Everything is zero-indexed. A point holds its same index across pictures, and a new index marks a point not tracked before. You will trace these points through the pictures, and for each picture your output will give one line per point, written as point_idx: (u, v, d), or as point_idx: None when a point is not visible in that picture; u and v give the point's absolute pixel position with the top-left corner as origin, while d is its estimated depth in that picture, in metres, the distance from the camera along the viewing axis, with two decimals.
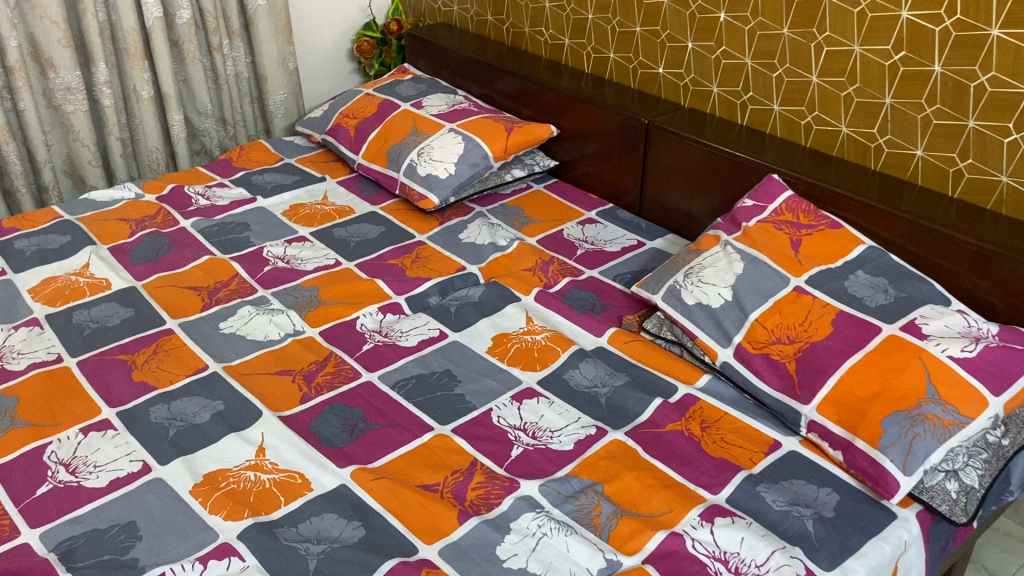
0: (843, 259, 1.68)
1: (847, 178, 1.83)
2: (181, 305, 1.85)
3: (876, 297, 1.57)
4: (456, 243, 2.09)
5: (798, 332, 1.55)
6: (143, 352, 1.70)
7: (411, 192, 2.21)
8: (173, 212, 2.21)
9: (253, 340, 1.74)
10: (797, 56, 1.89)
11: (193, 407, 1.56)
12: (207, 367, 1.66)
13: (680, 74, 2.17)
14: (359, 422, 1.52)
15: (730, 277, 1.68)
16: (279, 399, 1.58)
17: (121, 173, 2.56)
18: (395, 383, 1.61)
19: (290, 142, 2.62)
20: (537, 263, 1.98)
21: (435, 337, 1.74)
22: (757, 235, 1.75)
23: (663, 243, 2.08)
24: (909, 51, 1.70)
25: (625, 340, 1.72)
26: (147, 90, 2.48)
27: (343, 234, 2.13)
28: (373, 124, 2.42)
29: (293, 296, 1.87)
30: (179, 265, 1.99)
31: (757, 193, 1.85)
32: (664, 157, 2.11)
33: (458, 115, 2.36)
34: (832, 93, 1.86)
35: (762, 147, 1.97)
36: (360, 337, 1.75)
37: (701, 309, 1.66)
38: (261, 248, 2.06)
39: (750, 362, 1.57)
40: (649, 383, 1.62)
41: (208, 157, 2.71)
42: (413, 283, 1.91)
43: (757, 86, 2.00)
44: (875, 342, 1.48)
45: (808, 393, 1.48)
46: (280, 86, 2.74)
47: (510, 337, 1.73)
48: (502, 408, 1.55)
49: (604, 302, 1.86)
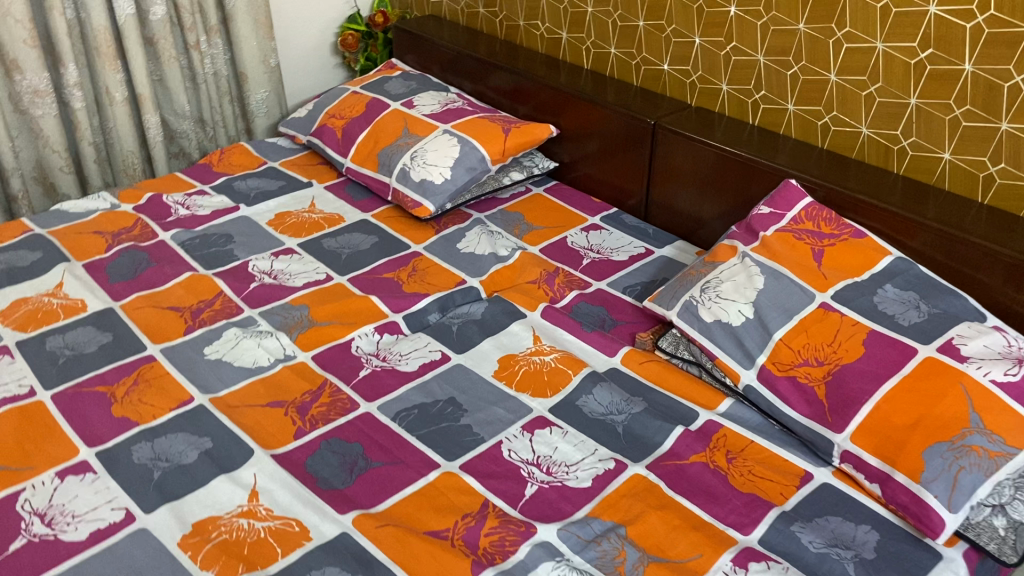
0: (869, 271, 1.58)
1: (867, 182, 1.74)
2: (162, 328, 1.73)
3: (909, 315, 1.47)
4: (454, 253, 1.97)
5: (827, 354, 1.46)
6: (123, 383, 1.58)
7: (405, 199, 2.09)
8: (151, 223, 2.08)
9: (242, 367, 1.62)
10: (814, 53, 1.79)
11: (179, 445, 1.44)
12: (193, 399, 1.55)
13: (686, 71, 2.06)
14: (359, 460, 1.41)
15: (751, 292, 1.58)
16: (273, 434, 1.46)
17: (95, 180, 2.42)
18: (397, 414, 1.50)
19: (274, 144, 2.49)
20: (542, 275, 1.87)
21: (436, 360, 1.63)
22: (777, 246, 1.65)
23: (672, 251, 1.98)
24: (937, 49, 1.60)
25: (640, 361, 1.61)
26: (120, 91, 2.34)
27: (333, 245, 2.01)
28: (361, 125, 2.29)
29: (282, 316, 1.76)
30: (159, 283, 1.86)
31: (774, 200, 1.75)
32: (672, 160, 2.01)
33: (452, 115, 2.24)
34: (852, 93, 1.76)
35: (777, 149, 1.87)
36: (356, 361, 1.63)
37: (721, 327, 1.56)
38: (247, 262, 1.94)
39: (776, 386, 1.47)
40: (668, 409, 1.52)
41: (187, 160, 2.58)
42: (411, 300, 1.80)
43: (770, 84, 1.90)
44: (911, 365, 1.39)
45: (841, 421, 1.39)
46: (261, 84, 2.60)
47: (517, 359, 1.63)
48: (512, 440, 1.45)
49: (614, 318, 1.75)
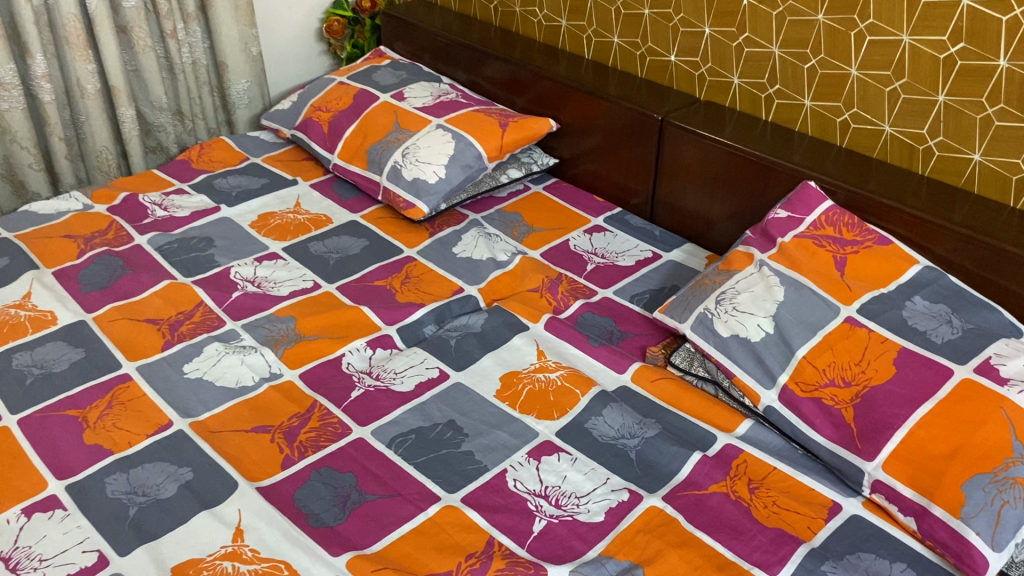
0: (896, 281, 1.48)
1: (890, 184, 1.63)
2: (138, 343, 1.61)
3: (942, 332, 1.38)
4: (450, 258, 1.86)
5: (855, 374, 1.36)
6: (96, 406, 1.46)
7: (397, 199, 1.97)
8: (126, 226, 1.96)
9: (224, 388, 1.51)
10: (834, 46, 1.68)
11: (157, 477, 1.33)
12: (171, 423, 1.43)
13: (695, 63, 1.95)
14: (352, 493, 1.30)
15: (770, 305, 1.48)
16: (258, 465, 1.35)
17: (68, 177, 2.28)
18: (392, 440, 1.39)
19: (256, 138, 2.36)
20: (544, 283, 1.76)
21: (434, 378, 1.52)
22: (797, 253, 1.54)
23: (680, 255, 1.88)
24: (970, 43, 1.49)
25: (651, 378, 1.51)
26: (92, 83, 2.21)
27: (321, 249, 1.89)
28: (349, 119, 2.16)
29: (267, 330, 1.64)
30: (135, 292, 1.74)
31: (791, 203, 1.64)
32: (680, 157, 1.90)
33: (445, 108, 2.12)
34: (875, 88, 1.65)
35: (792, 147, 1.76)
36: (347, 380, 1.52)
37: (739, 343, 1.46)
38: (228, 268, 1.82)
39: (800, 408, 1.37)
40: (684, 432, 1.42)
41: (164, 155, 2.45)
42: (405, 311, 1.69)
43: (786, 78, 1.79)
44: (946, 389, 1.29)
45: (871, 448, 1.29)
46: (242, 74, 2.47)
47: (521, 377, 1.52)
48: (518, 469, 1.34)
49: (623, 330, 1.65)
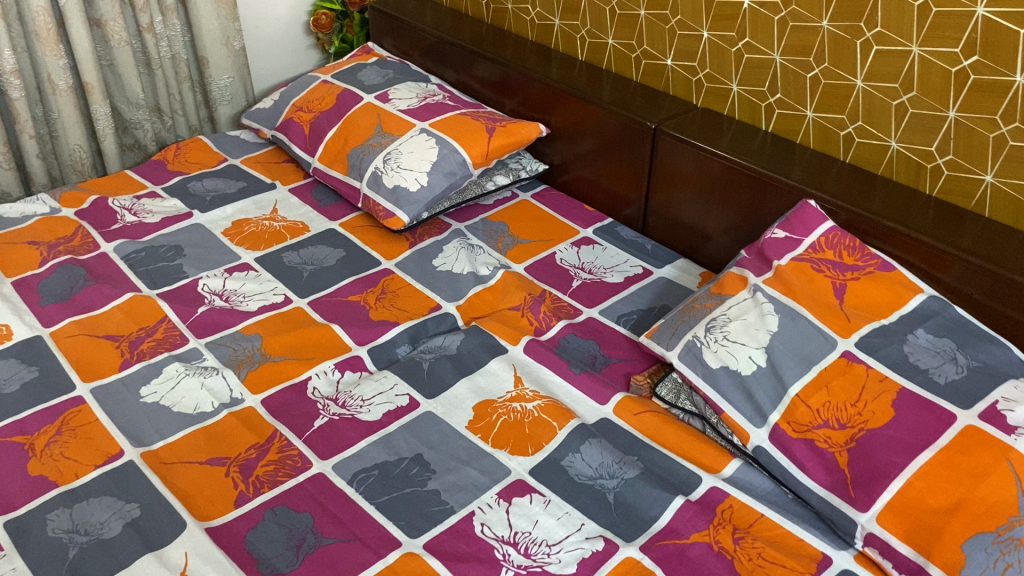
0: (898, 312, 1.38)
1: (895, 204, 1.53)
2: (95, 362, 1.53)
3: (945, 371, 1.28)
4: (429, 271, 1.77)
5: (851, 416, 1.26)
6: (44, 432, 1.38)
7: (376, 207, 1.87)
8: (93, 232, 1.87)
9: (181, 414, 1.42)
10: (839, 55, 1.57)
11: (102, 513, 1.25)
12: (122, 453, 1.35)
13: (692, 68, 1.85)
14: (307, 535, 1.22)
15: (763, 335, 1.38)
16: (209, 502, 1.27)
17: (39, 177, 2.20)
18: (354, 476, 1.31)
19: (236, 138, 2.27)
20: (526, 300, 1.67)
21: (403, 407, 1.43)
22: (793, 278, 1.45)
23: (672, 272, 1.78)
24: (984, 57, 1.38)
25: (635, 412, 1.42)
26: (64, 79, 2.12)
27: (295, 259, 1.80)
28: (330, 120, 2.07)
29: (230, 350, 1.56)
30: (96, 306, 1.66)
31: (789, 222, 1.54)
32: (674, 168, 1.80)
33: (430, 111, 2.02)
34: (881, 101, 1.55)
35: (792, 161, 1.66)
36: (311, 407, 1.43)
37: (728, 376, 1.36)
38: (196, 280, 1.74)
39: (791, 450, 1.28)
40: (666, 473, 1.33)
41: (142, 153, 2.36)
42: (377, 330, 1.60)
43: (787, 87, 1.68)
44: (948, 436, 1.19)
45: (865, 498, 1.19)
46: (224, 69, 2.38)
47: (495, 406, 1.43)
48: (486, 512, 1.26)
49: (607, 354, 1.56)
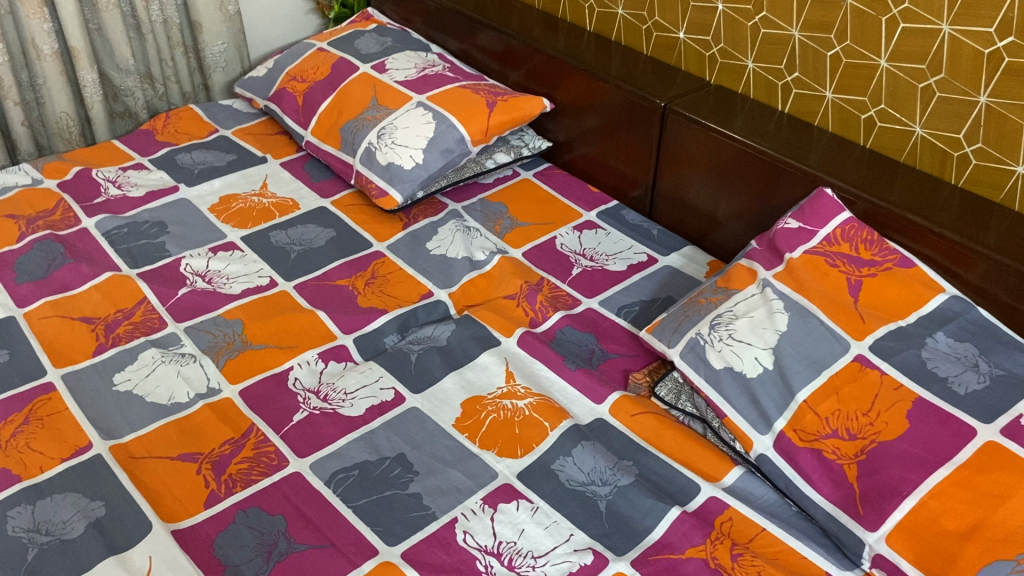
0: (916, 313, 1.29)
1: (916, 195, 1.43)
2: (68, 347, 1.46)
3: (966, 380, 1.18)
4: (422, 255, 1.69)
5: (862, 426, 1.18)
6: (11, 421, 1.31)
7: (369, 185, 1.79)
8: (75, 206, 1.79)
9: (155, 404, 1.35)
10: (862, 32, 1.46)
11: (64, 512, 1.18)
12: (91, 446, 1.28)
13: (705, 42, 1.74)
14: (279, 541, 1.15)
15: (771, 335, 1.29)
16: (179, 501, 1.20)
17: (25, 145, 2.12)
18: (332, 477, 1.24)
19: (229, 107, 2.18)
20: (522, 289, 1.58)
21: (387, 402, 1.36)
22: (805, 274, 1.35)
23: (679, 259, 1.69)
24: (1020, 38, 1.27)
25: (632, 413, 1.34)
26: (50, 44, 2.03)
27: (282, 239, 1.72)
28: (325, 91, 1.97)
29: (210, 335, 1.48)
30: (73, 286, 1.58)
31: (803, 212, 1.45)
32: (684, 148, 1.70)
33: (429, 83, 1.92)
34: (906, 84, 1.44)
35: (809, 145, 1.56)
36: (291, 400, 1.36)
37: (732, 378, 1.28)
38: (179, 259, 1.66)
39: (797, 460, 1.20)
40: (663, 480, 1.25)
41: (133, 121, 2.28)
42: (365, 317, 1.53)
43: (806, 66, 1.58)
44: (966, 453, 1.11)
45: (873, 516, 1.11)
46: (218, 34, 2.29)
47: (484, 403, 1.35)
48: (469, 518, 1.18)
49: (605, 349, 1.47)
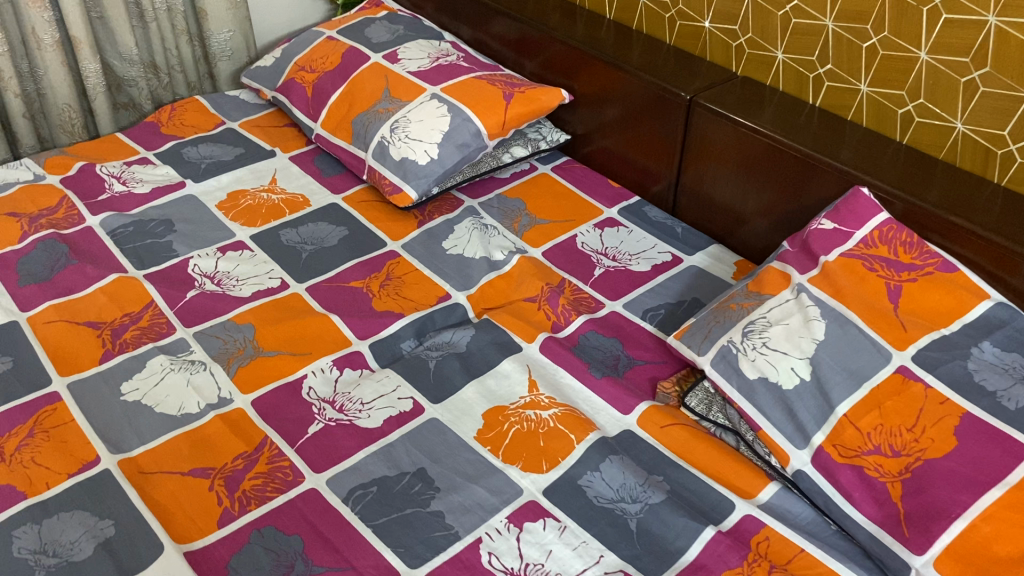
0: (959, 321, 1.23)
1: (956, 194, 1.37)
2: (73, 353, 1.40)
3: (1016, 394, 1.13)
4: (438, 255, 1.63)
5: (906, 442, 1.12)
6: (15, 434, 1.26)
7: (382, 181, 1.72)
8: (79, 203, 1.74)
9: (165, 415, 1.30)
10: (901, 23, 1.39)
11: (72, 532, 1.13)
12: (99, 461, 1.23)
13: (732, 31, 1.67)
14: (296, 563, 1.10)
15: (808, 344, 1.23)
16: (191, 520, 1.15)
17: (26, 138, 2.06)
18: (350, 494, 1.19)
19: (235, 98, 2.12)
20: (543, 291, 1.53)
21: (405, 413, 1.30)
22: (842, 279, 1.29)
23: (704, 259, 1.63)
24: None
25: (661, 425, 1.28)
26: (51, 34, 1.96)
27: (293, 238, 1.66)
28: (335, 82, 1.91)
29: (220, 341, 1.43)
30: (78, 288, 1.53)
31: (839, 212, 1.38)
32: (710, 142, 1.63)
33: (443, 73, 1.86)
34: (948, 77, 1.37)
35: (842, 141, 1.49)
36: (305, 411, 1.31)
37: (767, 389, 1.22)
38: (187, 259, 1.60)
39: (837, 477, 1.14)
40: (695, 497, 1.19)
41: (137, 112, 2.22)
42: (381, 321, 1.47)
43: (839, 57, 1.51)
44: (1018, 473, 1.06)
45: (920, 539, 1.06)
46: (223, 22, 2.22)
47: (507, 414, 1.30)
48: (494, 539, 1.13)
49: (630, 355, 1.42)
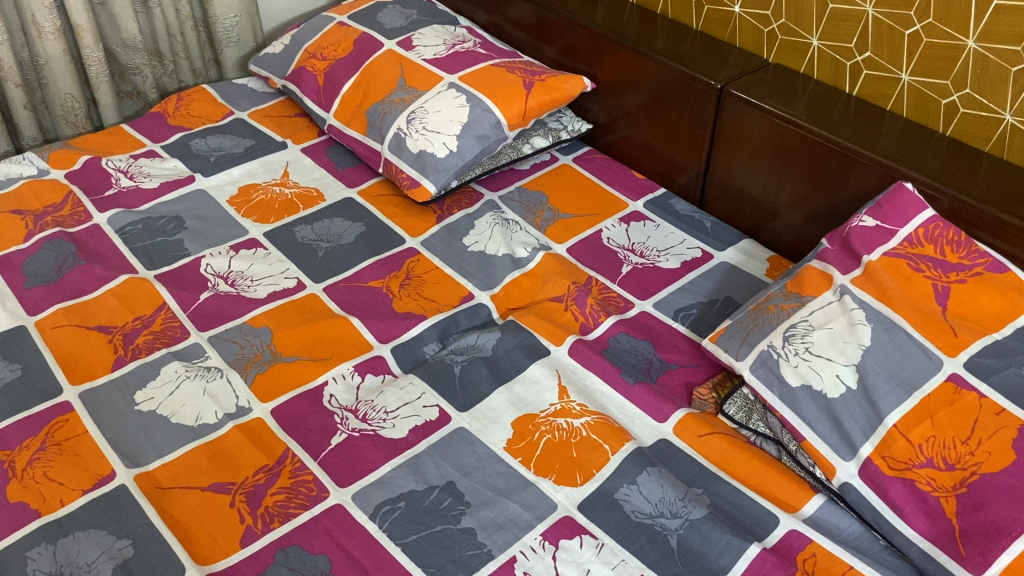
0: (1012, 325, 1.16)
1: (1003, 188, 1.31)
2: (84, 360, 1.35)
3: None
4: (459, 252, 1.57)
5: (960, 455, 1.07)
6: (26, 447, 1.21)
7: (400, 174, 1.66)
8: (85, 199, 1.68)
9: (181, 426, 1.25)
10: (947, 9, 1.33)
11: (89, 552, 1.08)
12: (114, 475, 1.18)
13: (764, 17, 1.60)
14: None
15: (854, 350, 1.18)
16: (212, 539, 1.10)
17: (28, 130, 2.00)
18: (378, 510, 1.14)
19: (244, 86, 2.05)
20: (569, 291, 1.47)
21: (431, 422, 1.25)
22: (887, 280, 1.23)
23: (736, 255, 1.57)
24: None
25: (699, 434, 1.24)
26: (51, 22, 1.89)
27: (308, 235, 1.60)
28: (347, 70, 1.84)
29: (236, 346, 1.38)
30: (87, 290, 1.47)
31: (881, 208, 1.32)
32: (741, 132, 1.57)
33: (460, 61, 1.79)
34: (997, 66, 1.31)
35: (881, 132, 1.43)
36: (328, 421, 1.26)
37: (811, 397, 1.17)
38: (199, 259, 1.55)
39: (886, 490, 1.09)
40: (737, 511, 1.15)
41: (142, 101, 2.15)
42: (403, 324, 1.42)
43: (879, 45, 1.44)
44: None
45: (978, 558, 1.01)
46: (229, 6, 2.15)
47: (537, 423, 1.25)
48: (530, 557, 1.08)
49: (663, 359, 1.36)
